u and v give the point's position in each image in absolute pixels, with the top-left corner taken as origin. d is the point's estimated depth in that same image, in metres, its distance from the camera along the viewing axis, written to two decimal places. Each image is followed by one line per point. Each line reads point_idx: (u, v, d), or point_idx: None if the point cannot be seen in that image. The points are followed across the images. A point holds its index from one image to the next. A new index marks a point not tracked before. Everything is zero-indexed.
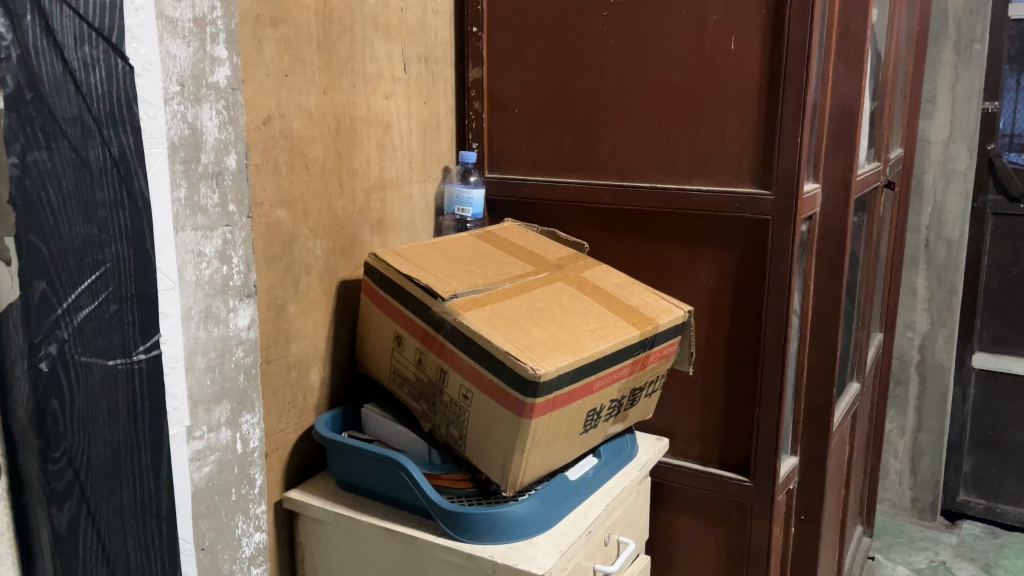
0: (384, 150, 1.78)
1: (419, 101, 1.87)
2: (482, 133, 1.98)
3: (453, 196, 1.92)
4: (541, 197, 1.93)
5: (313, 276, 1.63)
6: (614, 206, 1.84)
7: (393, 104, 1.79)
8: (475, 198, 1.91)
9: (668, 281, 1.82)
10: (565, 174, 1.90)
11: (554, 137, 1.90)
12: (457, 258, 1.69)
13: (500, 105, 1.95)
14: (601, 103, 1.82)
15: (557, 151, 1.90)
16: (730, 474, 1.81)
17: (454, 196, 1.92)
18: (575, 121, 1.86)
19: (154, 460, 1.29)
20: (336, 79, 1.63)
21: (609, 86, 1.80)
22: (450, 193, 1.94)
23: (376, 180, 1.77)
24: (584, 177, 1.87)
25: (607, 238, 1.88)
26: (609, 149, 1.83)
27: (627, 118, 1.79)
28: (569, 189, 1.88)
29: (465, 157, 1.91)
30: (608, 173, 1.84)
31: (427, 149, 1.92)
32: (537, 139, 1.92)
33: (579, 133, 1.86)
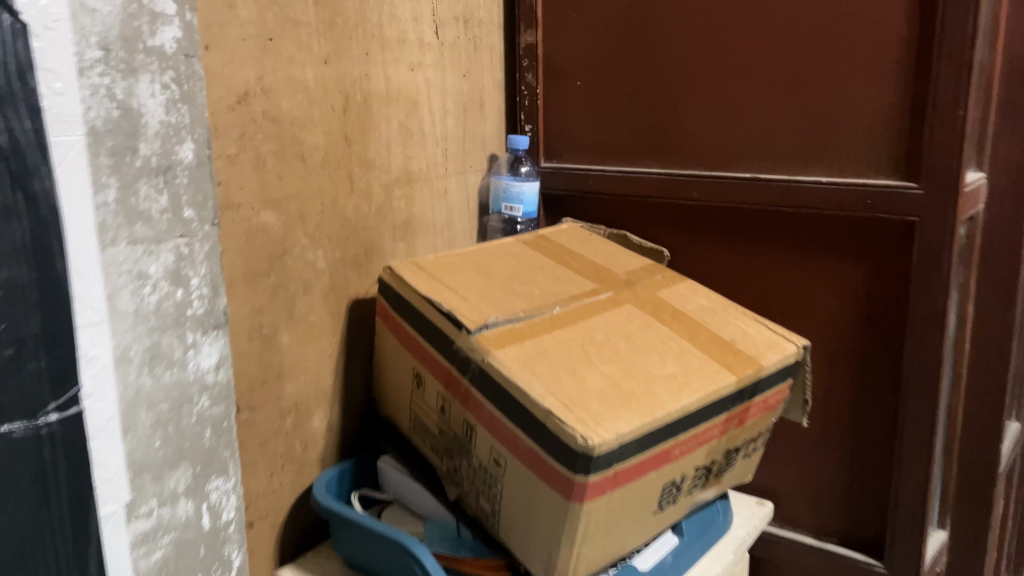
0: (408, 135, 1.42)
1: (455, 75, 1.51)
2: (536, 112, 1.60)
3: (499, 191, 1.56)
4: (610, 192, 1.53)
5: (313, 296, 1.30)
6: (703, 202, 1.43)
7: (420, 79, 1.43)
8: (526, 193, 1.55)
9: (773, 302, 1.41)
10: (640, 164, 1.50)
11: (625, 116, 1.50)
12: (497, 273, 1.32)
13: (559, 77, 1.56)
14: (684, 72, 1.41)
15: (628, 135, 1.50)
16: (856, 555, 1.39)
17: (499, 190, 1.56)
18: (651, 95, 1.45)
19: (79, 554, 0.95)
20: (343, 46, 1.28)
21: (696, 49, 1.38)
22: (495, 188, 1.58)
23: (398, 174, 1.42)
24: (664, 167, 1.47)
25: (693, 245, 1.47)
26: (695, 131, 1.42)
27: (720, 89, 1.37)
28: (646, 183, 1.48)
29: (514, 141, 1.55)
30: (695, 162, 1.43)
31: (465, 134, 1.56)
32: (605, 120, 1.52)
33: (657, 110, 1.45)
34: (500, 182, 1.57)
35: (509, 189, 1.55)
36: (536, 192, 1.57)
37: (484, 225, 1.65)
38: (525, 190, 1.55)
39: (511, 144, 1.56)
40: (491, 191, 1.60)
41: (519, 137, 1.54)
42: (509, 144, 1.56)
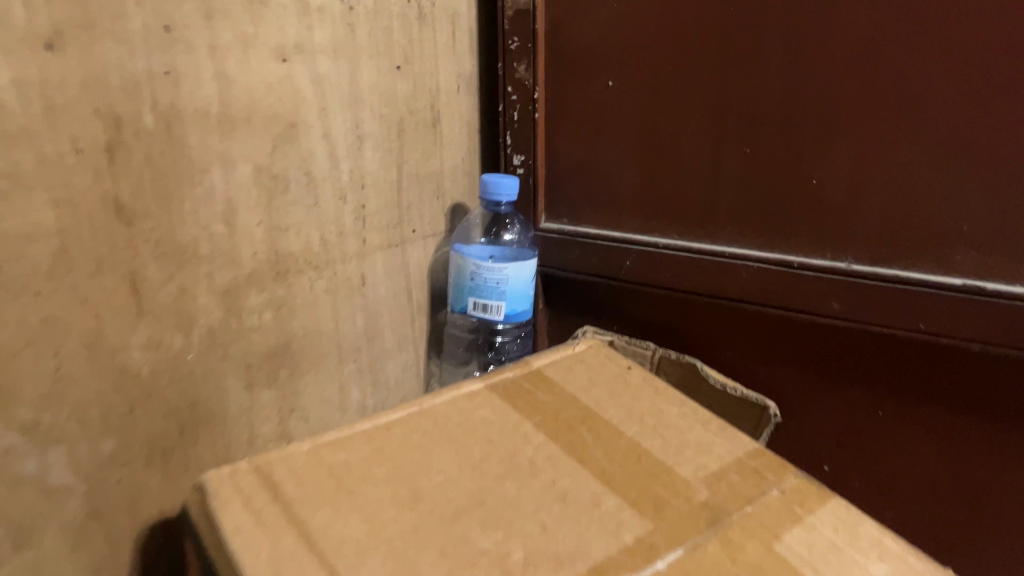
0: (275, 189, 0.73)
1: (377, 68, 0.81)
2: (535, 134, 0.90)
3: (462, 274, 0.88)
4: (664, 284, 0.84)
5: (42, 547, 0.61)
6: (849, 321, 0.74)
7: (301, 79, 0.74)
8: (514, 281, 0.87)
9: (985, 511, 0.74)
10: (721, 237, 0.80)
11: (693, 149, 0.79)
12: (435, 493, 0.62)
13: (573, 72, 0.86)
14: (819, 68, 0.70)
15: (701, 182, 0.80)
16: None
17: (462, 273, 0.88)
18: (748, 114, 0.75)
19: None
20: (105, 10, 0.58)
21: (847, 21, 0.68)
22: (457, 267, 0.89)
23: (253, 265, 0.73)
24: (769, 247, 0.77)
25: (826, 391, 0.79)
26: (837, 185, 0.72)
27: (898, 107, 0.67)
28: (736, 275, 0.79)
29: (490, 185, 0.87)
30: (834, 242, 0.74)
31: (401, 176, 0.86)
32: (655, 153, 0.82)
33: (760, 140, 0.75)
34: (463, 257, 0.88)
35: (480, 269, 0.86)
36: (529, 276, 0.88)
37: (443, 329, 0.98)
38: (510, 273, 0.87)
39: (485, 191, 0.87)
40: (450, 272, 0.91)
41: (500, 180, 0.86)
42: (483, 192, 0.88)
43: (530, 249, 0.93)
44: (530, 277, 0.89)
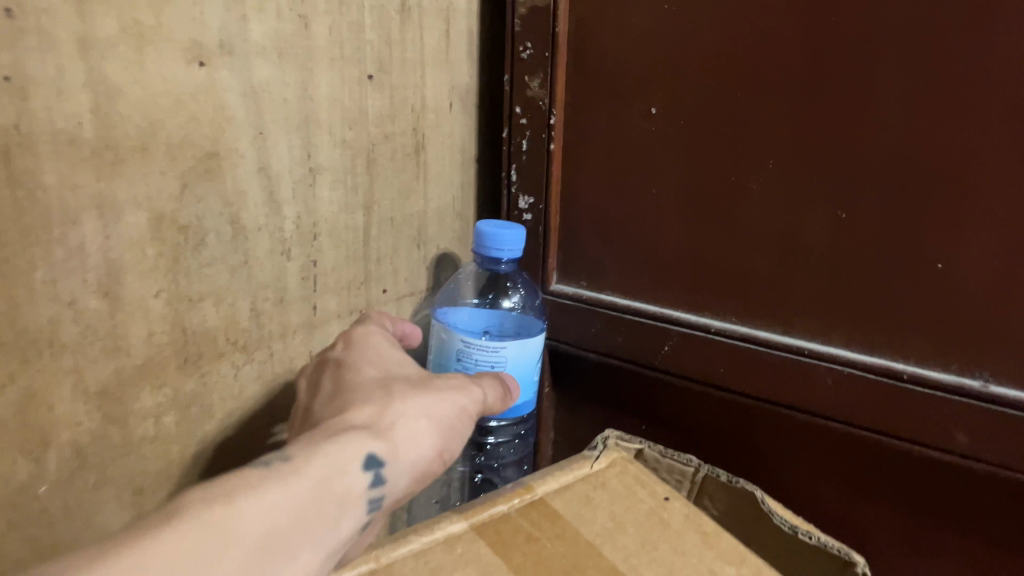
0: (183, 245, 0.52)
1: (340, 78, 0.60)
2: (551, 172, 0.69)
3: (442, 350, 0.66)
4: (719, 381, 0.64)
5: None
6: (982, 466, 0.54)
7: (227, 91, 0.52)
8: (512, 364, 0.65)
9: None
10: (799, 329, 0.60)
11: (763, 212, 0.59)
12: None
13: (605, 97, 0.65)
14: (962, 113, 0.50)
15: (774, 255, 0.60)
16: None
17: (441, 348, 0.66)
18: (848, 173, 0.55)
19: None
20: None
21: (1012, 50, 0.48)
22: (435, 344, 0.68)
23: (147, 351, 0.52)
24: (866, 350, 0.57)
25: (937, 553, 0.58)
26: (969, 280, 0.52)
27: None
28: (815, 382, 0.59)
29: (488, 238, 0.65)
30: (966, 354, 0.53)
31: (369, 221, 0.65)
32: (713, 211, 0.62)
33: (865, 205, 0.55)
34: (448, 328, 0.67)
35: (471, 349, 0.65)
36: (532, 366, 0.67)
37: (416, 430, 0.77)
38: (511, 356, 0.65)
39: (481, 246, 0.66)
40: (430, 345, 0.70)
41: (503, 234, 0.65)
42: (477, 247, 0.66)
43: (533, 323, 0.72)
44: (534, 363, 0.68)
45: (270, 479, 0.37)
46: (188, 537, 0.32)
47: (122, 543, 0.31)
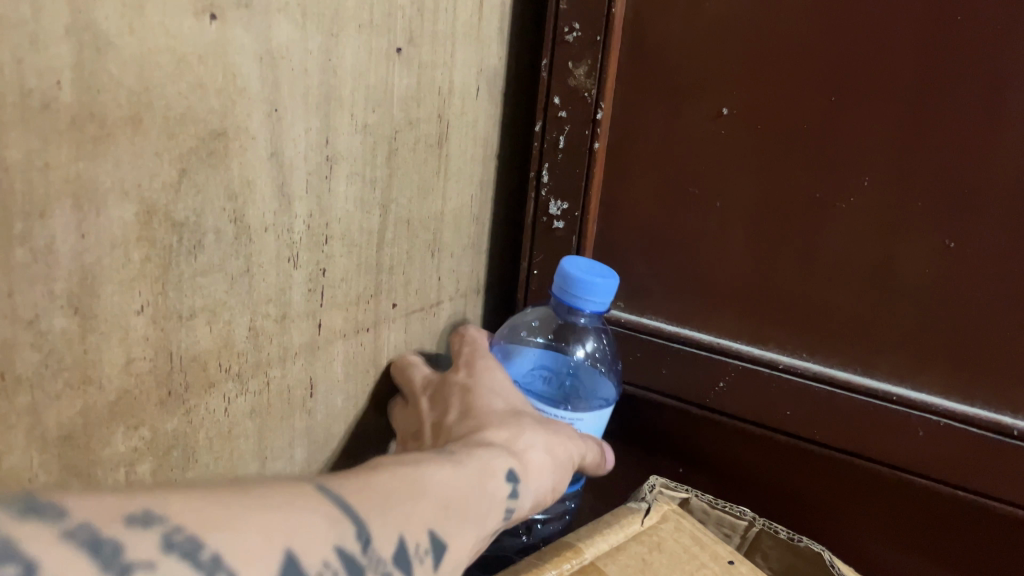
0: (176, 246, 0.41)
1: (367, 48, 0.49)
2: (592, 175, 0.60)
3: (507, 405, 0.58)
4: (782, 424, 0.57)
5: None
6: None
7: (240, 54, 0.41)
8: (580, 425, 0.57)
9: None
10: (882, 371, 0.53)
11: (854, 238, 0.52)
12: None
13: (667, 95, 0.57)
14: None
15: (862, 287, 0.53)
16: None
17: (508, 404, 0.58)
18: (962, 201, 0.49)
19: None
20: None
21: None
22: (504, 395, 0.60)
23: (124, 382, 0.40)
24: (964, 399, 0.51)
25: None
26: None
27: None
28: (901, 433, 0.53)
29: (574, 283, 0.55)
30: None
31: (386, 222, 0.54)
32: (791, 233, 0.54)
33: (980, 236, 0.49)
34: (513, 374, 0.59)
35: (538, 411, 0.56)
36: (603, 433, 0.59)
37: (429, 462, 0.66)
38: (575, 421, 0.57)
39: (565, 290, 0.56)
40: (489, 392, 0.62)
41: (596, 282, 0.55)
42: (557, 288, 0.57)
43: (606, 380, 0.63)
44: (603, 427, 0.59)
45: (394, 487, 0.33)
46: (389, 486, 0.33)
47: (340, 482, 0.32)
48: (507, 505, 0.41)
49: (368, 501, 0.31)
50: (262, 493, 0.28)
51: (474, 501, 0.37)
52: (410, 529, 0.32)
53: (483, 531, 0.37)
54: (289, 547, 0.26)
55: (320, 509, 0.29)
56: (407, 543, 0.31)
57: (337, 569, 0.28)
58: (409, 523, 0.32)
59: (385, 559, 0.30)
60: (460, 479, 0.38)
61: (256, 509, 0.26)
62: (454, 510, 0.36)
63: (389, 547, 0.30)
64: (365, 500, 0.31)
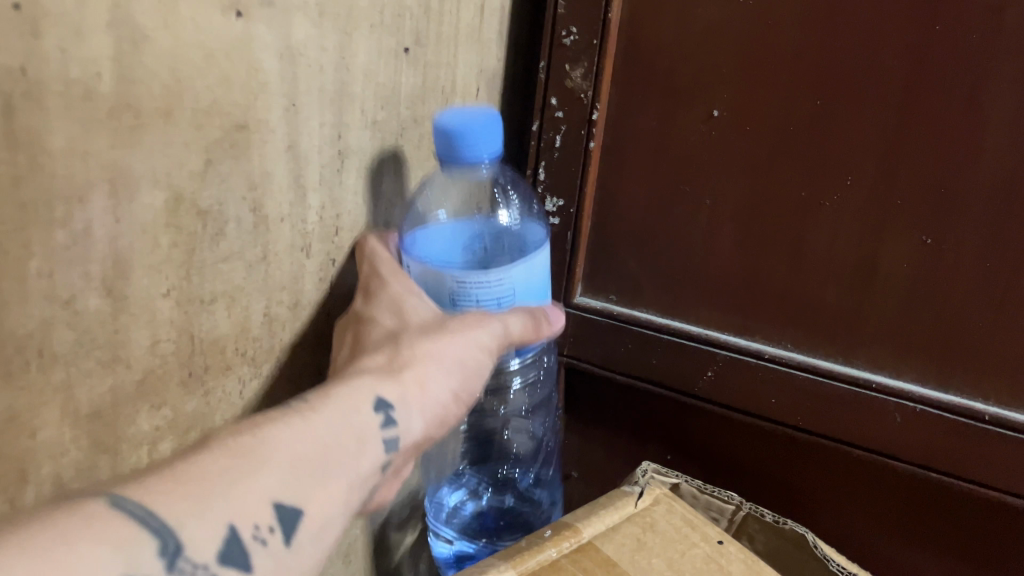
0: (201, 233, 0.42)
1: (378, 47, 0.51)
2: (588, 174, 0.62)
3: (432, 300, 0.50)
4: (766, 411, 0.59)
5: None
6: None
7: (263, 51, 0.43)
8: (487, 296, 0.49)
9: None
10: (864, 360, 0.56)
11: (836, 235, 0.55)
12: None
13: (660, 98, 0.59)
14: None
15: (845, 280, 0.56)
16: None
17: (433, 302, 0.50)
18: (938, 201, 0.52)
19: None
20: None
21: None
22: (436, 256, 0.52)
23: (149, 363, 0.42)
24: (940, 387, 0.54)
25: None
26: None
27: None
28: (882, 419, 0.56)
29: (457, 144, 0.50)
30: None
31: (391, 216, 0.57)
32: (779, 230, 0.57)
33: (955, 233, 0.52)
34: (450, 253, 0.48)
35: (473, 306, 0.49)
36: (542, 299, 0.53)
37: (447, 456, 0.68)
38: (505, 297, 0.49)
39: (450, 147, 0.51)
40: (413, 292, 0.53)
41: (475, 124, 0.50)
42: (443, 148, 0.51)
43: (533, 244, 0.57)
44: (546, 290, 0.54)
45: (230, 464, 0.32)
46: (295, 446, 0.35)
47: (147, 480, 0.30)
48: (381, 445, 0.40)
49: (204, 488, 0.31)
50: (89, 513, 0.28)
51: (365, 413, 0.40)
52: (244, 514, 0.31)
53: (356, 476, 0.38)
54: (228, 522, 0.31)
55: (195, 486, 0.30)
56: (240, 533, 0.31)
57: (267, 528, 0.32)
58: (246, 509, 0.31)
59: (242, 538, 0.31)
60: (320, 430, 0.37)
61: (45, 544, 0.25)
62: (310, 470, 0.35)
63: (213, 544, 0.30)
64: (198, 487, 0.31)
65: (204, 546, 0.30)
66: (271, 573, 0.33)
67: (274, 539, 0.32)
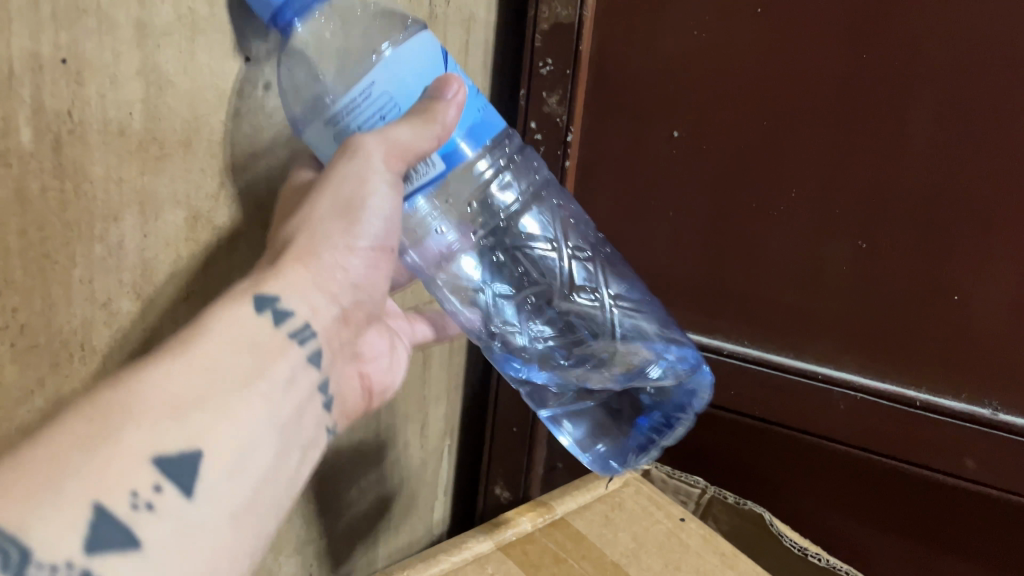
0: (214, 245, 0.49)
1: None
2: (564, 188, 0.69)
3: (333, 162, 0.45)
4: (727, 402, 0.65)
5: None
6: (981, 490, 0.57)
7: (266, 87, 0.50)
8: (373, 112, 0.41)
9: None
10: (813, 354, 0.62)
11: (784, 238, 0.61)
12: None
13: (627, 121, 0.66)
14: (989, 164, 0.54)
15: (793, 279, 0.61)
16: None
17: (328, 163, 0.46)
18: (870, 211, 0.58)
19: None
20: None
21: None
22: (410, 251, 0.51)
23: None
24: (880, 377, 0.59)
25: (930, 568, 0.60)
26: (983, 314, 0.55)
27: None
28: (827, 408, 0.61)
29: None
30: (978, 384, 0.56)
31: None
32: (733, 237, 0.63)
33: (885, 238, 0.58)
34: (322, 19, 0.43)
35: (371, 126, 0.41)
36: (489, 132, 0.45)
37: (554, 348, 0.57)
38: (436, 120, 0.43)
39: None
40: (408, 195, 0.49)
41: None
42: None
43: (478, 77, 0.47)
44: (494, 117, 0.46)
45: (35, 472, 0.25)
46: (88, 433, 0.26)
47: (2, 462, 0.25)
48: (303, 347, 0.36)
49: (71, 447, 0.26)
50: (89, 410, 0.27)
51: (251, 322, 0.34)
52: (92, 486, 0.26)
53: (274, 386, 0.33)
54: (94, 500, 0.26)
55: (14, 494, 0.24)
56: (109, 508, 0.26)
57: (154, 490, 0.27)
58: (130, 470, 0.27)
59: (82, 544, 0.25)
60: (211, 356, 0.31)
61: (34, 473, 0.25)
62: (185, 408, 0.29)
63: (85, 515, 0.25)
64: (61, 461, 0.25)
65: (59, 541, 0.24)
66: (175, 535, 0.28)
67: (163, 495, 0.28)
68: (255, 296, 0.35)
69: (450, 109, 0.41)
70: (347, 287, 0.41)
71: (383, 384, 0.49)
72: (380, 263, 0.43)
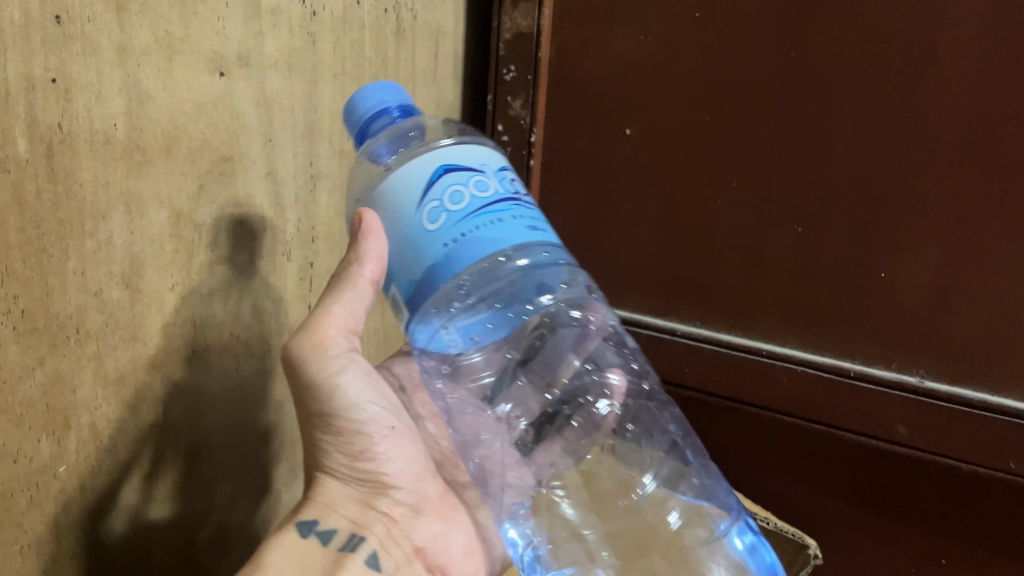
0: (197, 241, 0.55)
1: (341, 91, 0.64)
2: (529, 185, 0.74)
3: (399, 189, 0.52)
4: (686, 378, 0.73)
5: None
6: (907, 448, 0.64)
7: (242, 100, 0.56)
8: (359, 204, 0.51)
9: None
10: (758, 332, 0.68)
11: (727, 229, 0.67)
12: None
13: (584, 120, 0.71)
14: (906, 154, 0.59)
15: (737, 267, 0.67)
16: None
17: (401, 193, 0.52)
18: (800, 199, 0.63)
19: None
20: None
21: (950, 107, 0.56)
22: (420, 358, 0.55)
23: (160, 341, 0.55)
24: (818, 350, 0.66)
25: (868, 521, 0.68)
26: (905, 292, 0.61)
27: (983, 223, 0.57)
28: (771, 379, 0.68)
29: (361, 121, 0.48)
30: (901, 356, 0.62)
31: None
32: (683, 225, 0.69)
33: (818, 224, 0.63)
34: (406, 157, 0.49)
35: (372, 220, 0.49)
36: (458, 269, 0.41)
37: (574, 479, 0.57)
38: (398, 277, 0.44)
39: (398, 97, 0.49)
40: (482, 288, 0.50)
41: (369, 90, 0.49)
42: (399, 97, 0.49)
43: (496, 190, 0.43)
44: (479, 245, 0.41)
45: None
46: None
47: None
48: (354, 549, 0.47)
49: None
50: None
51: None
52: None
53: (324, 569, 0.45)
54: None
55: None
56: None
57: None
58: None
59: None
60: None
61: None
62: None
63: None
64: None
65: None
66: None
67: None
68: (295, 523, 0.46)
69: (370, 241, 0.43)
70: (361, 509, 0.49)
71: (444, 554, 0.54)
72: (381, 438, 0.50)
